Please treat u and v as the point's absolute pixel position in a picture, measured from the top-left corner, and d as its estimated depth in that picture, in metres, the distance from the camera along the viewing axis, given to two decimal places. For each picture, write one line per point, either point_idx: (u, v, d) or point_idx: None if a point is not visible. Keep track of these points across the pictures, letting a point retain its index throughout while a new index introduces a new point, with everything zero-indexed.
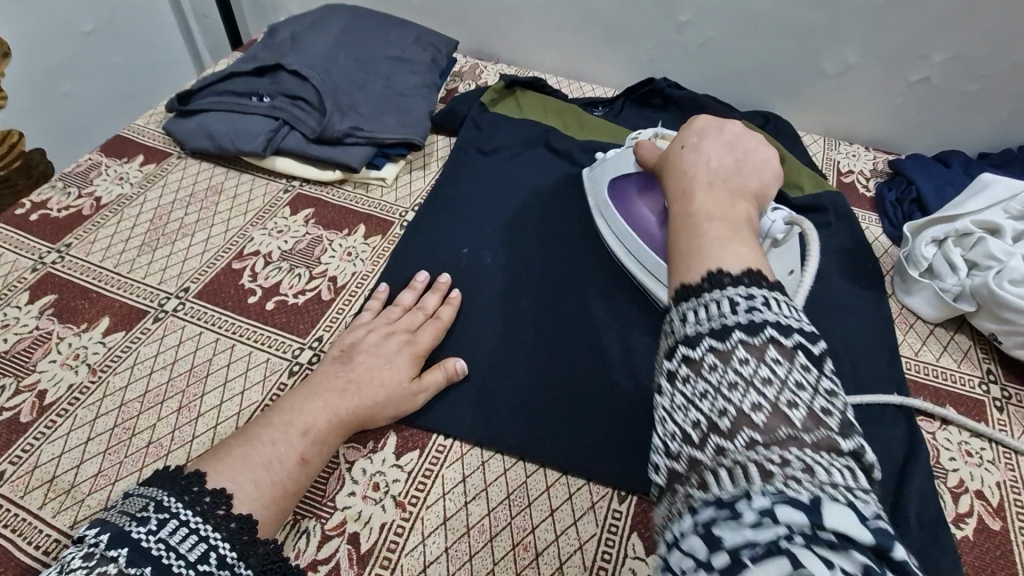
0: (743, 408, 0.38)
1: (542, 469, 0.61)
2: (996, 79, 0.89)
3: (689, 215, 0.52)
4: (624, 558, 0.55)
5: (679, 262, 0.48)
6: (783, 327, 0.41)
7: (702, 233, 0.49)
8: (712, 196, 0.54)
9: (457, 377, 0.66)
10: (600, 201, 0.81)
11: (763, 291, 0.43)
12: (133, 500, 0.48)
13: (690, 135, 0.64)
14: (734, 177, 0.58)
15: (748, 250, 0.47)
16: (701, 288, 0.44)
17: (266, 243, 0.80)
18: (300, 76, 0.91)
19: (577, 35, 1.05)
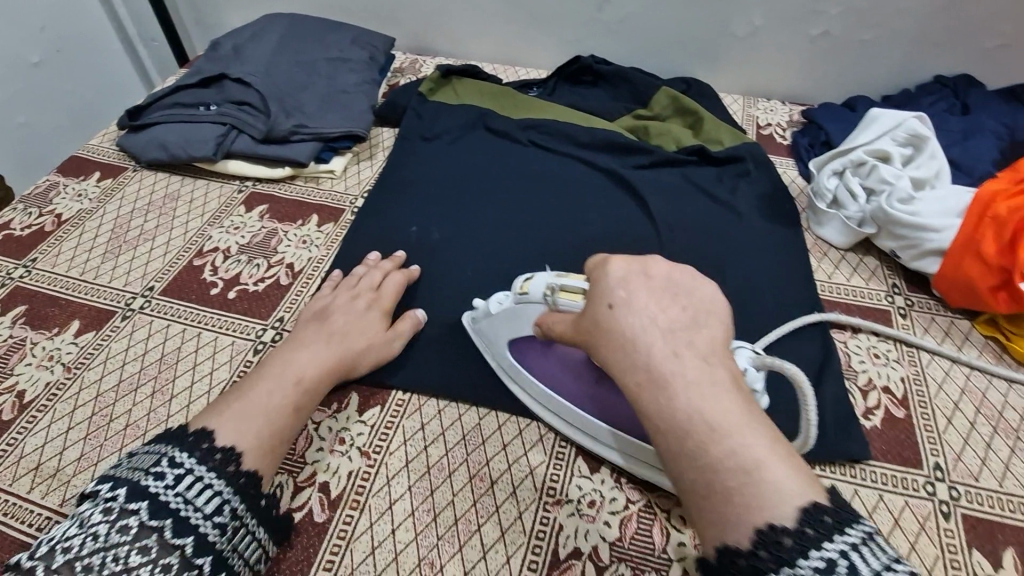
0: None
1: (494, 412, 0.67)
2: (885, 26, 0.97)
3: (684, 429, 0.44)
4: (571, 477, 0.62)
5: (712, 511, 0.43)
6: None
7: (722, 459, 0.43)
8: (693, 395, 0.44)
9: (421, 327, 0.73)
10: (507, 365, 0.67)
11: (842, 547, 0.40)
12: (146, 457, 0.53)
13: (614, 288, 0.51)
14: (695, 345, 0.47)
15: (781, 475, 0.43)
16: (763, 566, 0.41)
17: (224, 240, 0.85)
18: (243, 83, 0.96)
19: (506, 22, 1.11)
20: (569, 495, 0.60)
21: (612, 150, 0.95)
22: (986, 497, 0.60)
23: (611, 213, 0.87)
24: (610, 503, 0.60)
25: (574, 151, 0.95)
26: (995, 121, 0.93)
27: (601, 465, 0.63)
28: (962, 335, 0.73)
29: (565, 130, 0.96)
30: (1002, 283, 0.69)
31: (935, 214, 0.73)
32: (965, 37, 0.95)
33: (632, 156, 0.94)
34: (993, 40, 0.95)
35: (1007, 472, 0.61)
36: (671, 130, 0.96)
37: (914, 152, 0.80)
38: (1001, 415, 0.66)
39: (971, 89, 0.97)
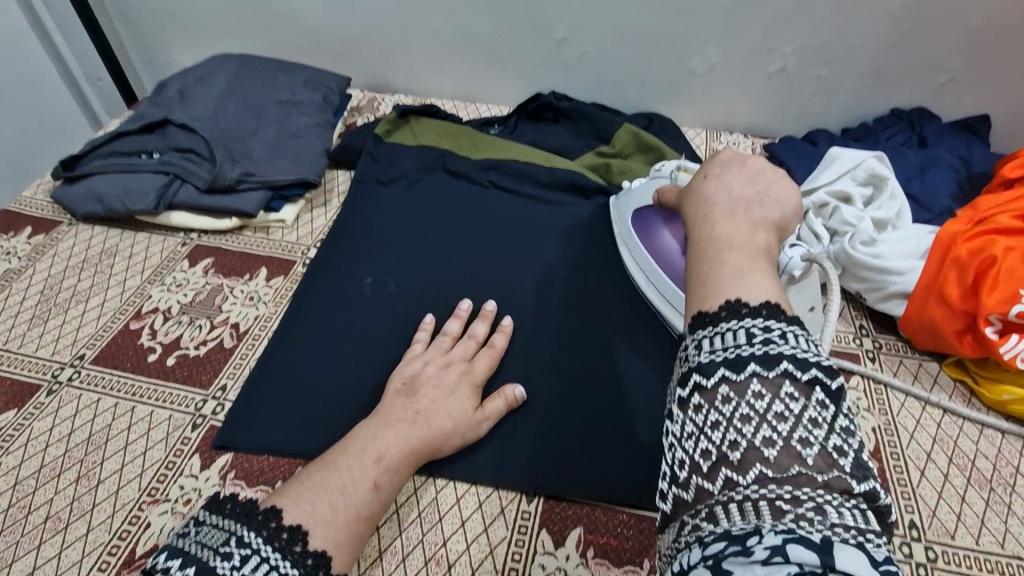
0: (754, 442, 0.35)
1: (452, 483, 0.63)
2: (841, 61, 0.97)
3: (706, 242, 0.47)
4: (533, 554, 0.58)
5: (693, 290, 0.44)
6: (800, 360, 0.37)
7: (723, 262, 0.44)
8: (734, 226, 0.47)
9: (517, 403, 0.67)
10: (624, 230, 0.82)
11: (782, 323, 0.39)
12: (212, 532, 0.48)
13: (711, 166, 0.55)
14: (753, 209, 0.48)
15: (767, 283, 0.42)
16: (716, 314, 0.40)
17: (165, 299, 0.79)
18: (187, 129, 0.91)
19: (464, 60, 1.09)
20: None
21: (575, 190, 0.92)
22: (962, 556, 0.58)
23: (574, 256, 0.84)
24: None
25: (536, 192, 0.93)
26: (950, 154, 0.94)
27: (565, 538, 0.59)
28: (932, 377, 0.72)
29: (526, 170, 0.94)
30: (968, 326, 0.68)
31: (898, 257, 0.73)
32: (919, 71, 0.96)
33: (595, 197, 0.92)
34: (946, 74, 0.96)
35: (982, 527, 0.59)
36: (633, 168, 0.95)
37: (875, 192, 0.80)
38: (973, 463, 0.64)
39: (926, 121, 0.98)
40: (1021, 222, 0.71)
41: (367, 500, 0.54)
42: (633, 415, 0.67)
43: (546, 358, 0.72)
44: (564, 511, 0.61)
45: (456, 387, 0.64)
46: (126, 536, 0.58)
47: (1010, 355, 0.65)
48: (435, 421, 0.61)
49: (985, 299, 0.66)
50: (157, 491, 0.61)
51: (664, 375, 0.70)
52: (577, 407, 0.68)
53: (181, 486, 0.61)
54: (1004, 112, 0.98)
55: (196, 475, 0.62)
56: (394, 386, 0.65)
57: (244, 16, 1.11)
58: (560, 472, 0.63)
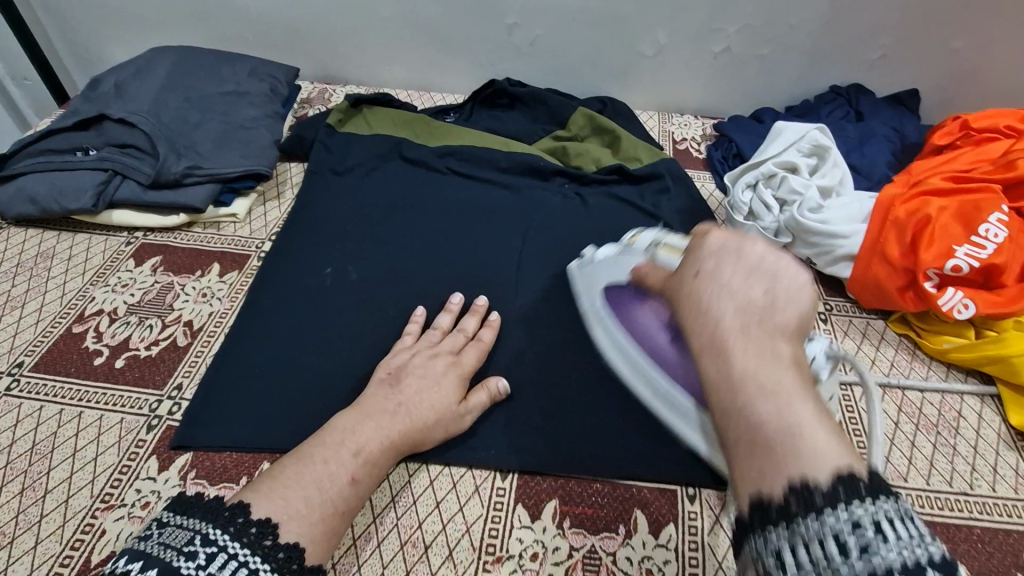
0: None
1: (425, 466, 0.62)
2: (782, 42, 1.01)
3: (729, 386, 0.41)
4: (510, 529, 0.58)
5: (742, 461, 0.39)
6: (911, 568, 0.33)
7: (763, 422, 0.39)
8: (753, 357, 0.42)
9: (499, 398, 0.66)
10: (595, 305, 0.71)
11: (870, 509, 0.34)
12: (176, 532, 0.46)
13: (703, 257, 0.50)
14: (768, 320, 0.44)
15: (822, 441, 0.37)
16: (793, 516, 0.35)
17: (109, 300, 0.75)
18: (126, 124, 0.86)
19: (416, 47, 1.08)
20: (510, 550, 0.56)
21: (534, 174, 0.93)
22: (915, 496, 0.61)
23: (536, 238, 0.84)
24: (553, 554, 0.56)
25: (495, 177, 0.92)
26: (885, 126, 0.99)
27: (542, 511, 0.59)
28: (879, 335, 0.75)
29: (484, 156, 0.93)
30: (908, 283, 0.72)
31: (842, 221, 0.76)
32: (853, 48, 1.01)
33: (553, 180, 0.92)
34: (878, 51, 1.01)
35: (932, 469, 0.63)
36: (589, 150, 0.95)
37: (819, 161, 0.83)
38: (921, 411, 0.68)
39: (862, 97, 1.03)
40: (951, 184, 0.76)
41: (343, 494, 0.53)
42: (603, 388, 0.68)
43: (513, 340, 0.72)
44: (539, 485, 0.61)
45: (442, 377, 0.63)
46: (79, 546, 0.55)
47: (948, 307, 0.69)
48: (416, 413, 0.59)
49: (923, 255, 0.70)
50: (111, 497, 0.58)
51: None
52: (547, 385, 0.68)
53: (138, 490, 0.58)
54: (931, 86, 1.04)
55: (154, 477, 0.59)
56: (379, 376, 0.63)
57: (181, 7, 1.07)
58: (535, 449, 0.63)
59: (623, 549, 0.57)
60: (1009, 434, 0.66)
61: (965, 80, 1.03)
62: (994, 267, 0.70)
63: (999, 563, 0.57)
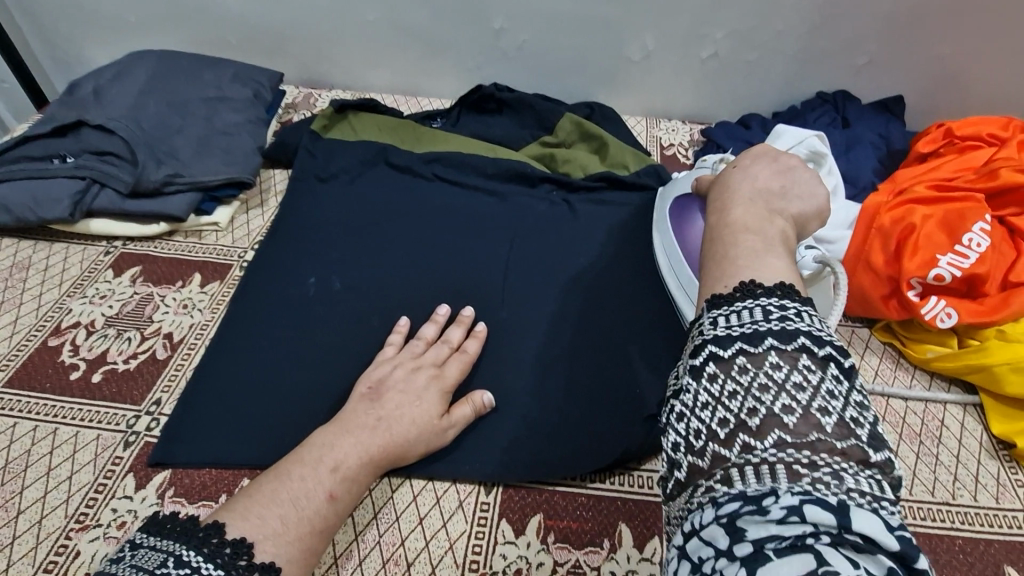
0: (773, 409, 0.36)
1: (408, 481, 0.61)
2: (768, 47, 1.01)
3: (726, 221, 0.51)
4: (494, 546, 0.57)
5: (711, 268, 0.47)
6: (815, 337, 0.39)
7: (738, 245, 0.47)
8: (751, 213, 0.51)
9: (484, 410, 0.65)
10: (662, 211, 0.81)
11: (795, 304, 0.41)
12: (149, 554, 0.45)
13: (744, 158, 0.60)
14: (771, 197, 0.53)
15: (780, 267, 0.45)
16: (736, 298, 0.42)
17: (87, 312, 0.74)
18: (105, 130, 0.85)
19: (402, 52, 1.07)
20: (493, 567, 0.56)
21: (521, 180, 0.92)
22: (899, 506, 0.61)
23: (523, 246, 0.84)
24: (537, 569, 0.56)
25: (482, 183, 0.92)
26: (871, 132, 0.99)
27: (526, 526, 0.59)
28: (864, 343, 0.75)
29: (471, 162, 0.93)
30: (892, 291, 0.72)
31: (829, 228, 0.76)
32: (840, 54, 1.01)
33: (540, 186, 0.92)
34: (864, 57, 1.01)
35: (915, 479, 0.63)
36: (577, 156, 0.95)
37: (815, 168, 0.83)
38: (904, 420, 0.68)
39: (849, 103, 1.03)
40: (935, 192, 0.76)
41: (322, 511, 0.52)
42: (588, 398, 0.67)
43: (498, 350, 0.72)
44: (523, 499, 0.61)
45: (424, 391, 0.62)
46: (52, 568, 0.54)
47: (930, 315, 0.70)
48: (397, 427, 0.59)
49: (907, 263, 0.70)
50: (86, 517, 0.57)
51: (620, 358, 0.71)
52: (532, 396, 0.68)
53: (114, 509, 0.57)
54: (916, 92, 1.05)
55: (131, 496, 0.58)
56: (360, 391, 0.62)
57: (162, 11, 1.05)
58: (519, 462, 0.62)
59: (608, 564, 0.56)
60: (991, 443, 0.66)
61: (951, 87, 1.04)
62: (976, 276, 0.70)
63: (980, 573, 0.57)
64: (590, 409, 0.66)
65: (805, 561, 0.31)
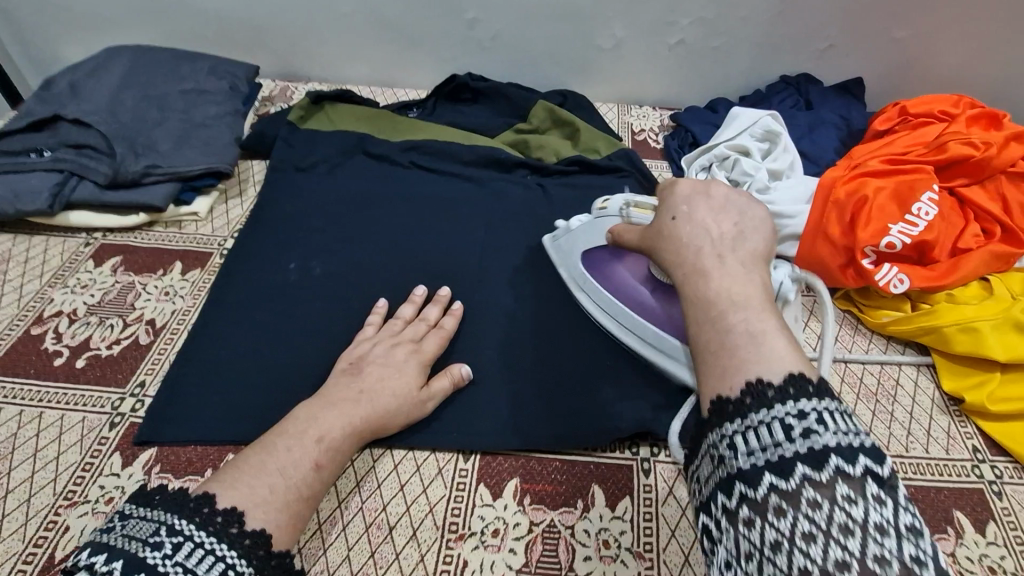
0: (826, 565, 0.32)
1: (389, 451, 0.63)
2: (732, 33, 1.04)
3: (704, 301, 0.44)
4: (472, 508, 0.60)
5: (709, 365, 0.42)
6: (846, 453, 0.35)
7: (732, 329, 0.41)
8: (729, 278, 0.44)
9: (462, 383, 0.67)
10: (574, 272, 0.76)
11: (814, 403, 0.37)
12: (140, 524, 0.46)
13: (677, 203, 0.52)
14: (729, 246, 0.47)
15: (781, 347, 0.40)
16: (746, 409, 0.38)
17: (69, 301, 0.75)
18: (81, 124, 0.86)
19: (377, 43, 1.08)
20: (472, 528, 0.58)
21: (496, 167, 0.95)
22: None
23: (498, 229, 0.86)
24: (514, 529, 0.58)
25: (458, 170, 0.94)
26: (833, 114, 1.03)
27: (502, 489, 0.61)
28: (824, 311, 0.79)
29: (447, 149, 0.95)
30: (849, 260, 0.76)
31: (787, 202, 0.80)
32: (801, 40, 1.05)
33: (514, 172, 0.94)
34: (824, 41, 1.05)
35: (871, 434, 0.67)
36: (550, 142, 0.97)
37: (771, 146, 0.87)
38: (862, 381, 0.72)
39: (811, 86, 1.07)
40: (889, 166, 0.80)
41: (308, 480, 0.54)
42: (561, 372, 0.70)
43: (477, 329, 0.74)
44: (500, 464, 0.63)
45: (402, 364, 0.64)
46: (43, 543, 0.55)
47: (884, 281, 0.74)
48: (379, 399, 0.61)
49: (861, 233, 0.74)
50: (75, 494, 0.58)
51: (592, 332, 0.74)
52: (510, 370, 0.70)
53: (101, 486, 0.59)
54: (875, 75, 1.09)
55: (118, 473, 0.60)
56: (341, 367, 0.65)
57: (137, 6, 1.06)
58: (497, 431, 0.65)
59: (581, 523, 0.59)
60: (942, 399, 0.70)
61: (907, 69, 1.08)
62: (926, 243, 0.74)
63: (930, 518, 0.60)
64: (563, 382, 0.69)
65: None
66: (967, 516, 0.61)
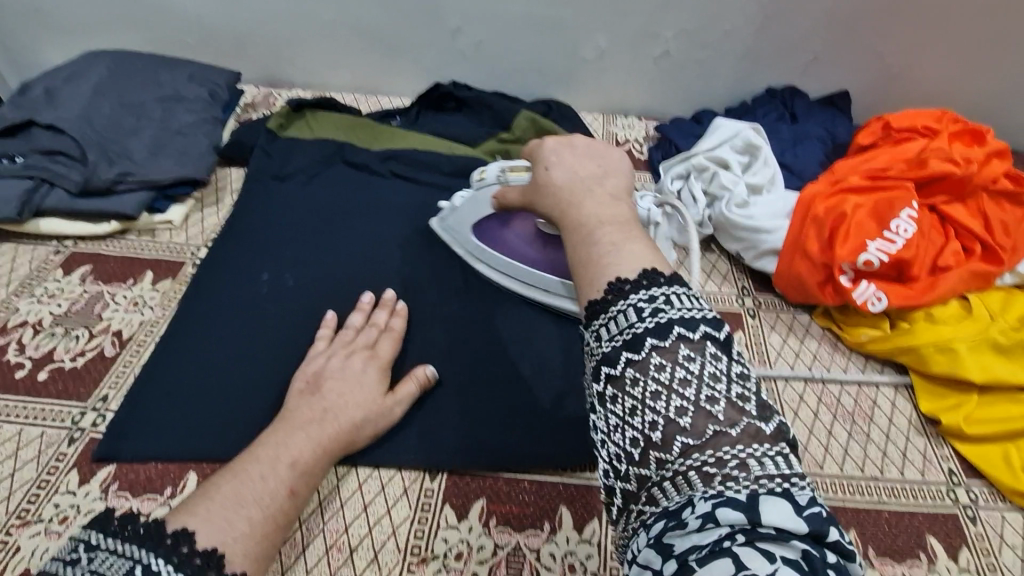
0: (671, 416, 0.35)
1: (354, 470, 0.62)
2: (717, 45, 1.04)
3: (583, 225, 0.46)
4: (436, 530, 0.58)
5: (581, 278, 0.43)
6: (687, 322, 0.38)
7: (597, 241, 0.44)
8: (596, 206, 0.47)
9: (429, 383, 0.67)
10: (471, 249, 0.80)
11: (663, 289, 0.40)
12: (110, 560, 0.42)
13: (548, 156, 0.54)
14: (606, 185, 0.49)
15: (639, 250, 0.43)
16: (609, 302, 0.40)
17: (34, 311, 0.74)
18: (55, 130, 0.85)
19: (361, 51, 1.08)
20: (435, 551, 0.57)
21: (476, 177, 0.94)
22: (831, 483, 0.63)
23: None
24: (478, 552, 0.57)
25: (437, 181, 0.93)
26: (818, 128, 1.02)
27: (468, 511, 0.60)
28: (804, 329, 0.78)
29: (426, 159, 0.94)
30: (827, 277, 0.75)
31: (766, 217, 0.80)
32: (786, 52, 1.04)
33: None
34: (808, 55, 1.04)
35: (846, 457, 0.65)
36: None
37: (750, 159, 0.86)
38: (839, 402, 0.70)
39: (796, 99, 1.06)
40: (868, 182, 0.80)
41: (285, 507, 0.52)
42: (533, 389, 0.69)
43: (450, 345, 0.73)
44: (467, 485, 0.62)
45: (371, 381, 0.63)
46: None
47: (862, 299, 0.73)
48: (345, 418, 0.59)
49: (839, 249, 0.74)
50: (28, 513, 0.57)
51: (564, 347, 0.73)
52: (481, 386, 0.69)
53: (56, 504, 0.58)
54: (861, 88, 1.08)
55: (74, 491, 0.59)
56: (297, 387, 0.63)
57: (118, 12, 1.05)
58: (467, 451, 0.63)
59: (547, 546, 0.58)
60: (919, 420, 0.69)
61: (892, 84, 1.07)
62: (903, 261, 0.74)
63: (904, 543, 0.59)
64: (535, 401, 0.68)
65: (725, 566, 0.30)
66: (940, 541, 0.60)
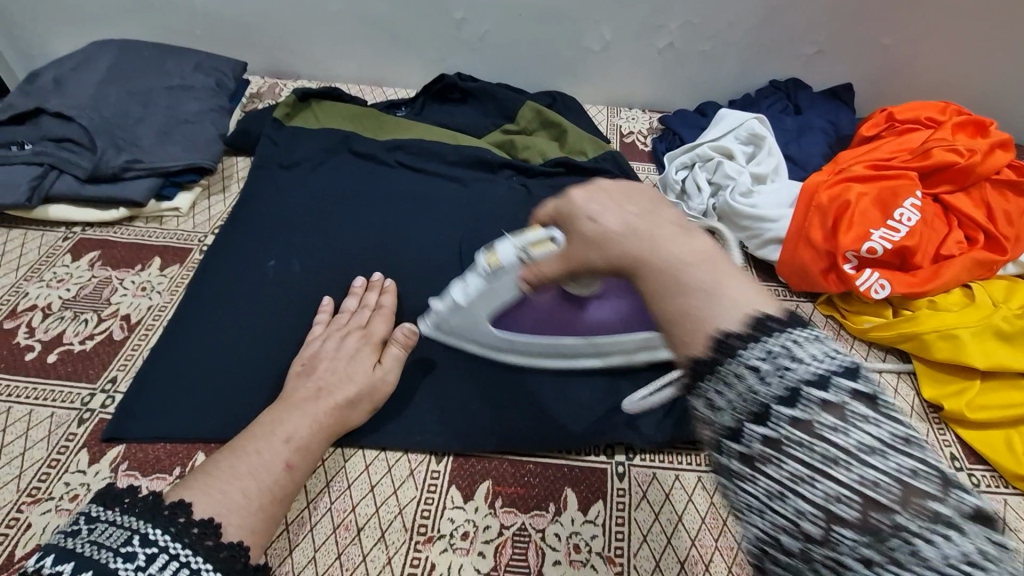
0: (825, 506, 0.28)
1: (361, 451, 0.63)
2: (721, 37, 1.04)
3: (655, 276, 0.35)
4: (442, 510, 0.59)
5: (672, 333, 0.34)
6: (825, 380, 0.30)
7: (687, 291, 0.34)
8: (670, 249, 0.35)
9: (412, 340, 0.66)
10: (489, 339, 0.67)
11: (782, 338, 0.31)
12: (110, 530, 0.44)
13: (582, 205, 0.40)
14: (664, 216, 0.38)
15: (736, 290, 0.34)
16: (717, 368, 0.32)
17: (43, 295, 0.74)
18: (63, 118, 0.85)
19: (367, 42, 1.08)
20: (441, 530, 0.58)
21: (481, 167, 0.94)
22: None
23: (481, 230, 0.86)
24: (483, 532, 0.58)
25: (442, 170, 0.93)
26: (821, 119, 1.03)
27: (473, 492, 0.60)
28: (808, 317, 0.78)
29: (431, 148, 0.94)
30: (830, 265, 0.75)
31: (771, 206, 0.80)
32: (789, 44, 1.04)
33: (499, 173, 0.94)
34: (812, 47, 1.05)
35: None
36: (537, 143, 0.97)
37: (755, 149, 0.87)
38: None
39: (800, 91, 1.07)
40: (872, 171, 0.80)
41: (281, 482, 0.52)
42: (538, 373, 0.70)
43: None
44: (472, 467, 0.63)
45: (376, 364, 0.63)
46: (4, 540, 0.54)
47: (866, 287, 0.73)
48: (348, 399, 0.60)
49: (842, 238, 0.74)
50: (38, 491, 0.58)
51: None
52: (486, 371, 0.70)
53: (66, 483, 0.58)
54: (864, 79, 1.08)
55: (84, 470, 0.59)
56: (294, 369, 0.63)
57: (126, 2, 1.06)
58: (470, 434, 0.64)
59: (552, 526, 0.58)
60: (922, 407, 0.69)
61: (895, 76, 1.08)
62: (906, 249, 0.74)
63: None
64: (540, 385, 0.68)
65: None
66: None
